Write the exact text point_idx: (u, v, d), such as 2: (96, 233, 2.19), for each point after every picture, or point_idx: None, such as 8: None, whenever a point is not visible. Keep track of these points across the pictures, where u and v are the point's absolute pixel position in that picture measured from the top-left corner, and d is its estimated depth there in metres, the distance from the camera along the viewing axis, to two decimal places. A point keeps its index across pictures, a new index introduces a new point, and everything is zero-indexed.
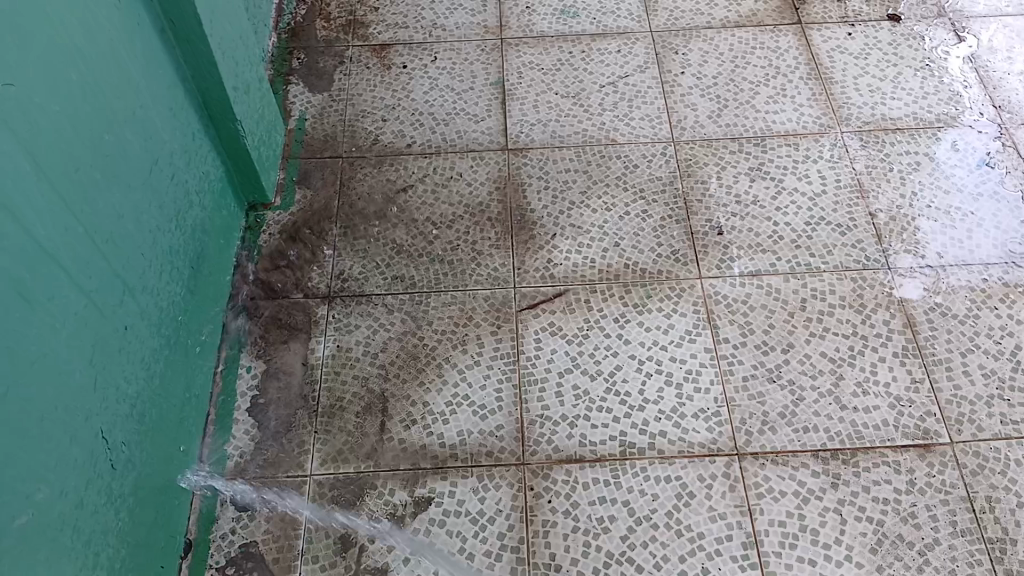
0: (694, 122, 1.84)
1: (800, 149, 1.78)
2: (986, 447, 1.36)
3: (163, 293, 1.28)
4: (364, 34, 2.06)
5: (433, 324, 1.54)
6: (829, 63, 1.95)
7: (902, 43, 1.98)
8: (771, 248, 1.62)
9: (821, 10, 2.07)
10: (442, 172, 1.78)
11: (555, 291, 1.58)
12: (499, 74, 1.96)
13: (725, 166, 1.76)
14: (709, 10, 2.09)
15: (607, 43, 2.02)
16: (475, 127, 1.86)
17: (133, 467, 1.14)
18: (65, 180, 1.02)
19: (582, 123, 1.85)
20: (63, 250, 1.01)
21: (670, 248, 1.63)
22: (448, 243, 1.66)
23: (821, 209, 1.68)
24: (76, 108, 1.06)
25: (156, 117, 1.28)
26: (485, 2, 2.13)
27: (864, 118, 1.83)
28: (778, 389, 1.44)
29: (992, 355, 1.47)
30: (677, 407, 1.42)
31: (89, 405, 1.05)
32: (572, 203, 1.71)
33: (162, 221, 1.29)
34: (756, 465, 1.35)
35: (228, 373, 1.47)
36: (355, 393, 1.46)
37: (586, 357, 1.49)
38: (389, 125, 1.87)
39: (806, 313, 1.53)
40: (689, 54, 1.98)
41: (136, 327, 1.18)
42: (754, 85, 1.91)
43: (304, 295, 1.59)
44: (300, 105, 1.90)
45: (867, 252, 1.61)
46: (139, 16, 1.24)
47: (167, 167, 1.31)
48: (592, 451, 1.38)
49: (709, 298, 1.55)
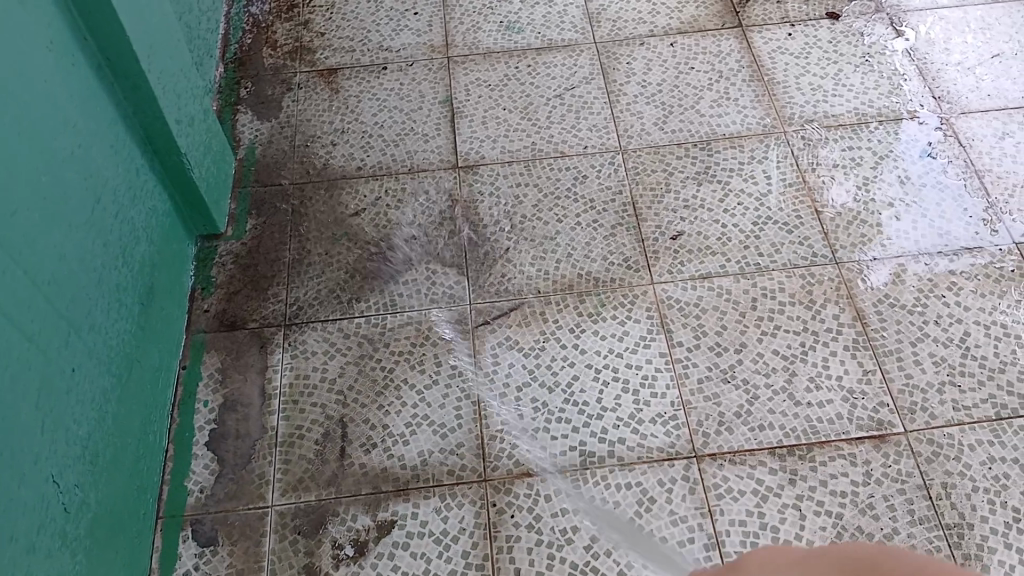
0: (641, 129, 1.87)
1: (746, 151, 1.81)
2: (939, 434, 1.38)
3: (113, 332, 1.27)
4: (311, 60, 2.07)
5: (390, 345, 1.54)
6: (770, 64, 1.98)
7: (842, 40, 2.02)
8: (721, 250, 1.64)
9: (761, 12, 2.11)
10: (394, 193, 1.79)
11: (510, 304, 1.59)
12: (447, 92, 1.97)
13: (673, 172, 1.78)
14: (651, 18, 2.12)
15: (553, 56, 2.04)
16: (426, 146, 1.87)
17: (88, 509, 1.14)
18: (0, 225, 1.02)
19: (531, 136, 1.87)
20: (5, 297, 1.01)
21: (622, 256, 1.65)
22: (402, 263, 1.67)
23: (769, 209, 1.70)
24: (13, 155, 1.06)
25: (96, 155, 1.28)
26: (430, 22, 2.15)
27: (807, 116, 1.86)
28: (733, 389, 1.45)
29: (941, 343, 1.49)
30: (635, 413, 1.43)
31: (37, 450, 1.04)
32: (525, 216, 1.73)
33: (108, 260, 1.28)
34: (715, 466, 1.37)
35: (185, 407, 1.47)
36: (314, 420, 1.45)
37: (543, 369, 1.50)
38: (340, 149, 1.88)
39: (757, 312, 1.55)
40: (633, 62, 2.01)
41: (85, 368, 1.18)
42: (698, 89, 1.94)
43: (260, 324, 1.58)
44: (249, 134, 1.91)
45: (815, 249, 1.63)
46: (74, 57, 1.24)
47: (111, 205, 1.31)
48: (553, 463, 1.38)
49: (662, 303, 1.57)
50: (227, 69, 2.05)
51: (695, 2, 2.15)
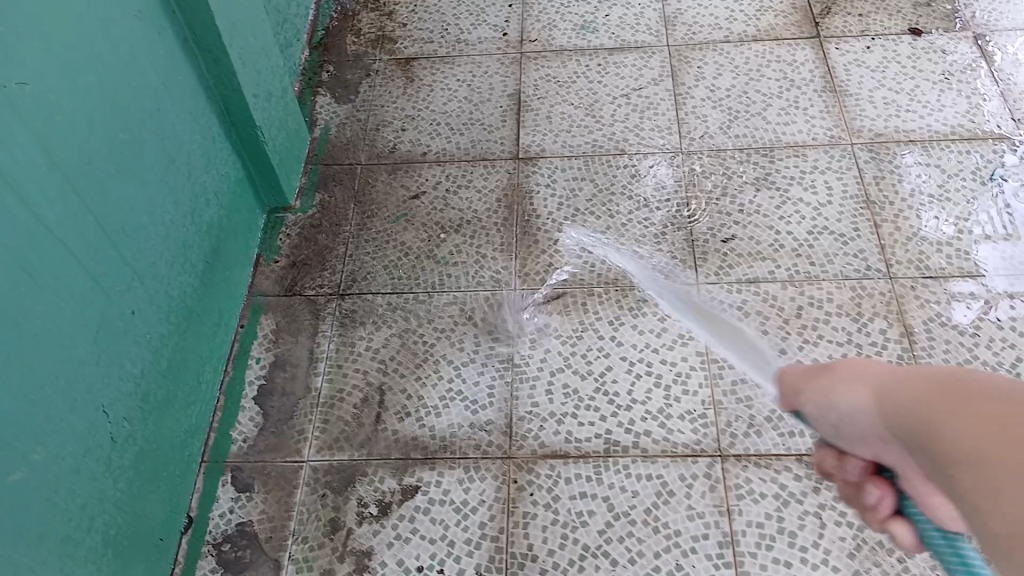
0: (704, 133, 1.87)
1: (808, 160, 1.78)
2: None
3: (174, 283, 1.38)
4: (391, 49, 2.16)
5: (434, 322, 1.60)
6: (845, 76, 1.94)
7: (923, 56, 1.96)
8: (771, 256, 1.63)
9: (842, 24, 2.07)
10: (454, 179, 1.85)
11: (553, 293, 1.62)
12: (516, 86, 2.03)
13: (731, 177, 1.77)
14: (727, 24, 2.11)
15: (623, 56, 2.07)
16: (490, 136, 1.93)
17: (135, 441, 1.23)
18: (78, 170, 1.12)
19: (593, 132, 1.90)
20: (72, 237, 1.11)
21: (670, 255, 1.66)
22: (454, 246, 1.72)
23: (826, 219, 1.67)
24: (94, 109, 1.17)
25: (174, 119, 1.39)
26: (507, 19, 2.20)
27: (877, 130, 1.82)
28: (766, 394, 1.44)
29: (991, 367, 1.44)
30: (664, 408, 1.44)
31: (91, 380, 1.13)
32: (578, 209, 1.76)
33: (177, 217, 1.39)
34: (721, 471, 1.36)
35: (239, 362, 1.57)
36: (355, 385, 1.53)
37: (578, 357, 1.52)
38: (408, 135, 1.95)
39: (801, 320, 1.53)
40: (704, 67, 2.01)
41: (144, 313, 1.28)
42: (767, 97, 1.93)
43: (316, 292, 1.67)
44: (326, 115, 2.01)
45: (870, 262, 1.60)
46: (160, 29, 1.35)
47: (183, 167, 1.42)
48: (577, 448, 1.41)
49: (705, 303, 1.57)
50: (313, 53, 2.16)
51: (774, 11, 2.13)
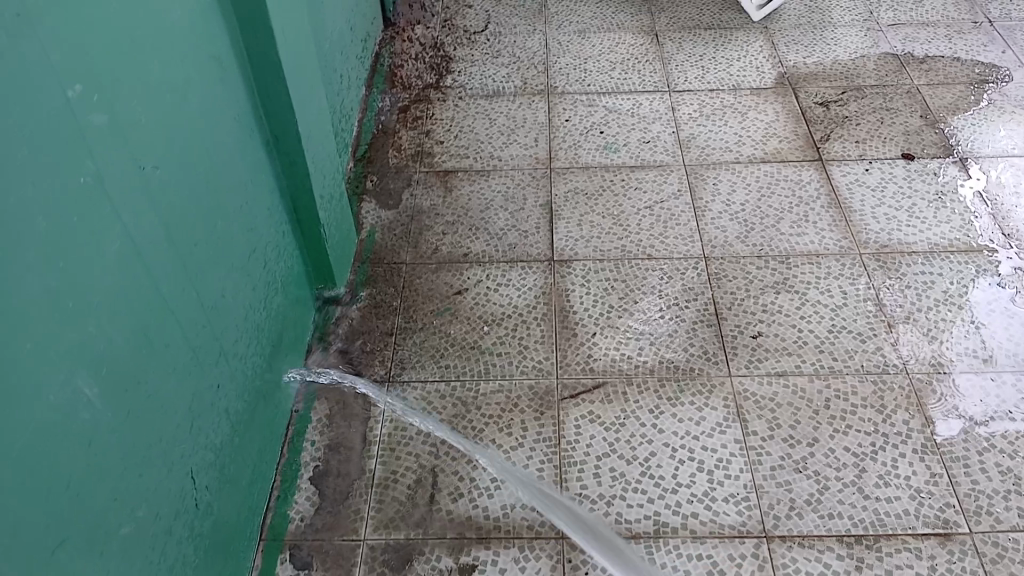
0: (724, 241, 2.03)
1: (822, 267, 1.94)
2: (1004, 537, 1.42)
3: (248, 362, 1.47)
4: (430, 163, 2.34)
5: (481, 409, 1.68)
6: (848, 195, 2.15)
7: (916, 178, 2.18)
8: (796, 351, 1.75)
9: (840, 149, 2.30)
10: (494, 278, 1.98)
11: (595, 383, 1.72)
12: (547, 197, 2.20)
13: (753, 281, 1.92)
14: (737, 147, 2.33)
15: (645, 173, 2.26)
16: (524, 241, 2.07)
17: (211, 511, 1.29)
18: (187, 248, 1.24)
19: (621, 239, 2.06)
20: (181, 309, 1.21)
21: (702, 349, 1.77)
22: (497, 338, 1.83)
23: (843, 319, 1.81)
24: (202, 196, 1.30)
25: (256, 213, 1.53)
26: (536, 138, 2.41)
27: (881, 242, 2.00)
28: (804, 478, 1.52)
29: (1008, 454, 1.54)
30: (708, 491, 1.51)
31: (184, 446, 1.21)
32: (613, 307, 1.88)
33: (254, 301, 1.50)
34: (629, 564, 1.41)
35: (295, 445, 1.62)
36: (407, 467, 1.58)
37: (622, 443, 1.60)
38: (449, 238, 2.10)
39: (830, 411, 1.63)
40: (719, 184, 2.21)
41: (226, 387, 1.36)
42: (779, 211, 2.11)
43: (367, 379, 1.75)
44: (371, 219, 2.16)
45: (887, 358, 1.73)
46: (251, 132, 1.51)
47: (261, 256, 1.54)
48: (627, 529, 1.46)
49: (739, 394, 1.67)
50: (357, 165, 2.34)
51: (778, 137, 2.36)
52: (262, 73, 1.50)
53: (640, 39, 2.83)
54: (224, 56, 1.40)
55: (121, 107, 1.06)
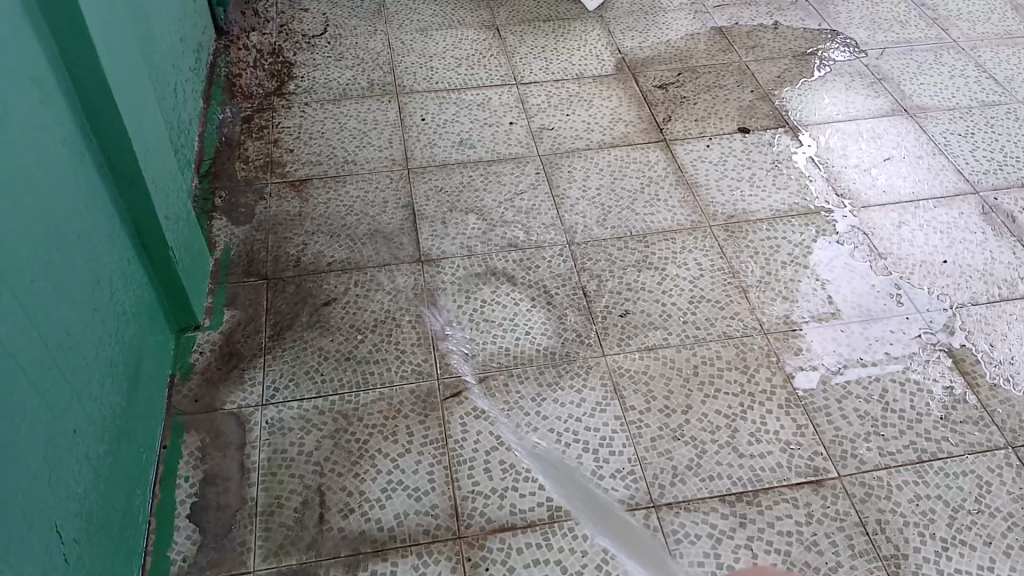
0: (585, 226, 2.09)
1: (677, 241, 2.04)
2: (869, 476, 1.54)
3: (105, 402, 1.37)
4: (281, 173, 2.25)
5: (364, 419, 1.64)
6: (693, 171, 2.26)
7: (754, 150, 2.32)
8: (663, 324, 1.83)
9: (682, 128, 2.42)
10: (362, 285, 1.93)
11: (475, 378, 1.72)
12: (408, 198, 2.17)
13: (616, 261, 1.98)
14: (587, 134, 2.40)
15: (502, 166, 2.28)
16: (390, 244, 2.04)
17: (83, 565, 1.19)
18: (23, 289, 1.14)
19: (486, 233, 2.07)
20: (22, 352, 1.11)
21: (575, 333, 1.81)
22: (372, 346, 1.79)
23: (702, 289, 1.91)
24: (33, 227, 1.20)
25: (96, 242, 1.42)
26: (391, 140, 2.37)
27: (728, 213, 2.12)
28: (683, 444, 1.59)
29: (863, 399, 1.68)
30: (596, 469, 1.55)
31: (45, 500, 1.11)
32: (485, 301, 1.89)
33: (103, 335, 1.40)
34: (618, 520, 1.47)
35: (167, 484, 1.52)
36: (292, 489, 1.52)
37: (509, 434, 1.61)
38: (311, 248, 2.03)
39: (699, 377, 1.72)
40: (574, 171, 2.26)
41: (84, 431, 1.26)
42: (632, 192, 2.19)
43: (238, 405, 1.67)
44: (224, 237, 2.05)
45: (745, 322, 1.84)
46: (82, 154, 1.41)
47: (106, 287, 1.44)
48: (523, 518, 1.47)
49: (614, 372, 1.73)
50: (202, 181, 2.21)
51: (624, 121, 2.45)
52: (88, 91, 1.39)
53: (482, 34, 2.84)
54: (43, 76, 1.29)
55: None
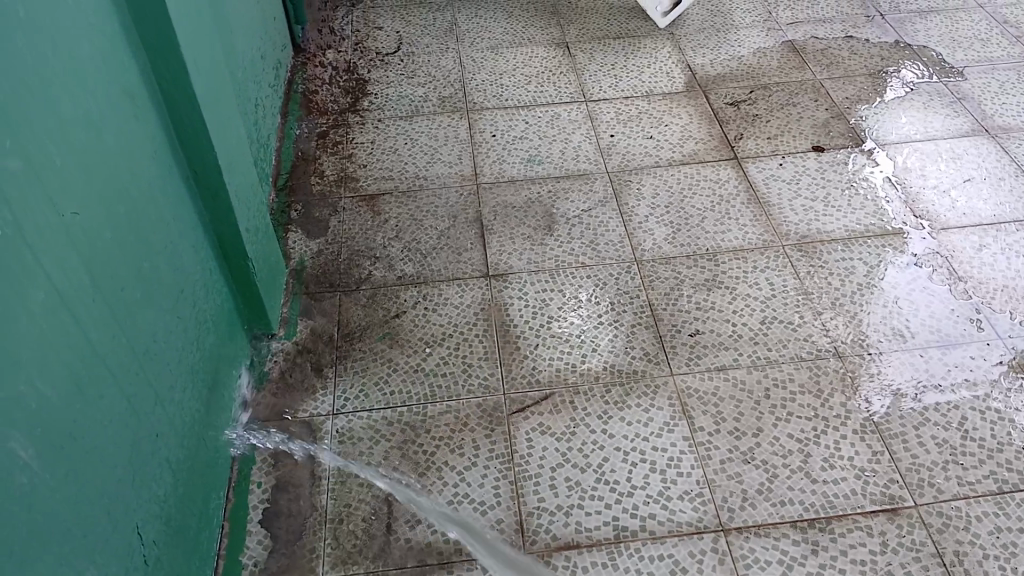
0: (653, 244, 2.07)
1: (748, 261, 2.00)
2: (948, 506, 1.48)
3: (185, 406, 1.42)
4: (354, 187, 2.31)
5: (431, 431, 1.66)
6: (766, 189, 2.23)
7: (828, 169, 2.28)
8: (733, 345, 1.80)
9: (754, 147, 2.38)
10: (431, 298, 1.96)
11: (542, 394, 1.72)
12: (477, 213, 2.20)
13: (685, 280, 1.96)
14: (656, 152, 2.39)
15: (570, 183, 2.29)
16: (459, 259, 2.07)
17: (161, 565, 1.24)
18: (113, 293, 1.20)
19: (553, 249, 2.08)
20: (111, 357, 1.16)
21: (643, 351, 1.80)
22: (440, 358, 1.81)
23: (773, 310, 1.87)
24: (124, 236, 1.26)
25: (180, 249, 1.48)
26: (460, 156, 2.41)
27: (802, 232, 2.08)
28: (753, 468, 1.56)
29: (942, 426, 1.62)
30: (663, 490, 1.53)
31: (128, 500, 1.16)
32: (552, 317, 1.89)
33: (185, 341, 1.45)
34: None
35: (241, 487, 1.57)
36: (362, 498, 1.54)
37: (575, 451, 1.61)
38: (382, 262, 2.07)
39: (770, 399, 1.68)
40: (642, 188, 2.25)
41: (165, 434, 1.31)
42: (702, 210, 2.17)
43: (311, 413, 1.71)
44: (299, 249, 2.10)
45: (819, 345, 1.79)
46: (170, 168, 1.47)
47: (189, 294, 1.50)
48: (589, 537, 1.46)
49: (682, 392, 1.71)
50: (279, 195, 2.28)
51: (694, 139, 2.43)
52: (176, 106, 1.46)
53: (552, 52, 2.87)
54: (137, 92, 1.35)
55: (33, 151, 1.02)
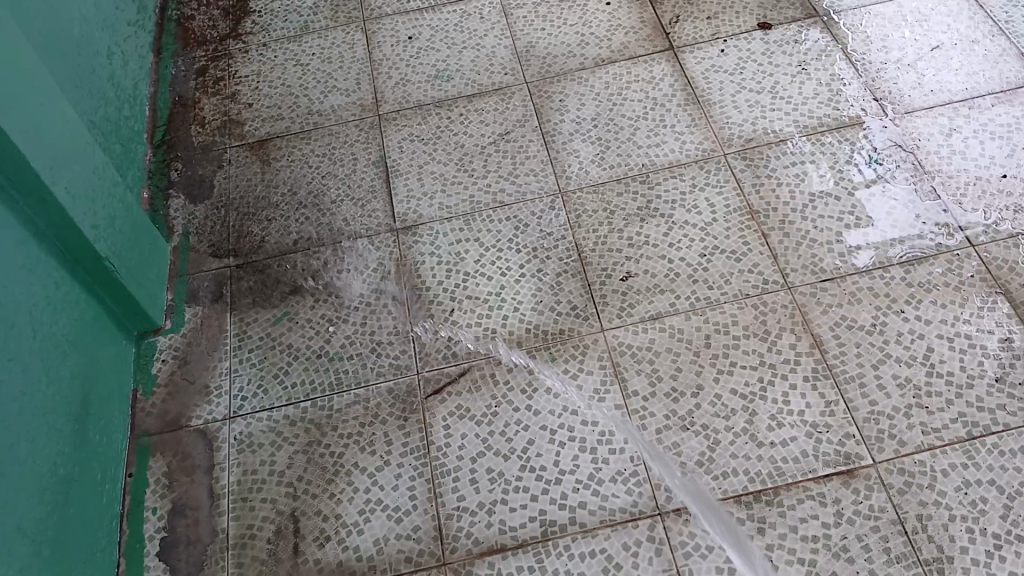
0: (579, 168, 1.82)
1: (687, 178, 1.76)
2: (910, 462, 1.33)
3: (40, 460, 1.24)
4: (241, 134, 2.02)
5: (338, 428, 1.49)
6: (705, 84, 1.94)
7: (777, 51, 1.98)
8: (670, 287, 1.59)
9: (692, 31, 2.07)
10: (332, 265, 1.74)
11: (459, 370, 1.54)
12: (380, 152, 1.93)
13: (615, 211, 1.73)
14: (581, 50, 2.08)
15: (484, 101, 2.00)
16: (362, 211, 1.83)
17: None
18: None
19: (467, 188, 1.83)
20: None
21: (569, 305, 1.60)
22: (346, 338, 1.62)
23: (715, 238, 1.65)
24: None
25: (5, 278, 1.25)
26: (359, 80, 2.10)
27: (746, 135, 1.82)
28: (693, 436, 1.40)
29: (904, 363, 1.44)
30: (594, 473, 1.38)
31: None
32: (467, 273, 1.68)
33: (28, 385, 1.25)
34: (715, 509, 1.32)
35: (135, 517, 1.42)
36: (265, 517, 1.40)
37: (497, 436, 1.45)
38: (275, 225, 1.83)
39: (712, 350, 1.50)
40: (567, 99, 1.97)
41: (9, 508, 1.15)
42: (634, 120, 1.90)
43: (205, 420, 1.53)
44: (182, 219, 1.86)
45: (766, 275, 1.59)
46: None
47: (25, 326, 1.28)
48: (514, 538, 1.33)
49: (614, 350, 1.52)
50: (155, 153, 2.00)
51: (625, 28, 2.11)
52: None
53: None
54: None
55: None
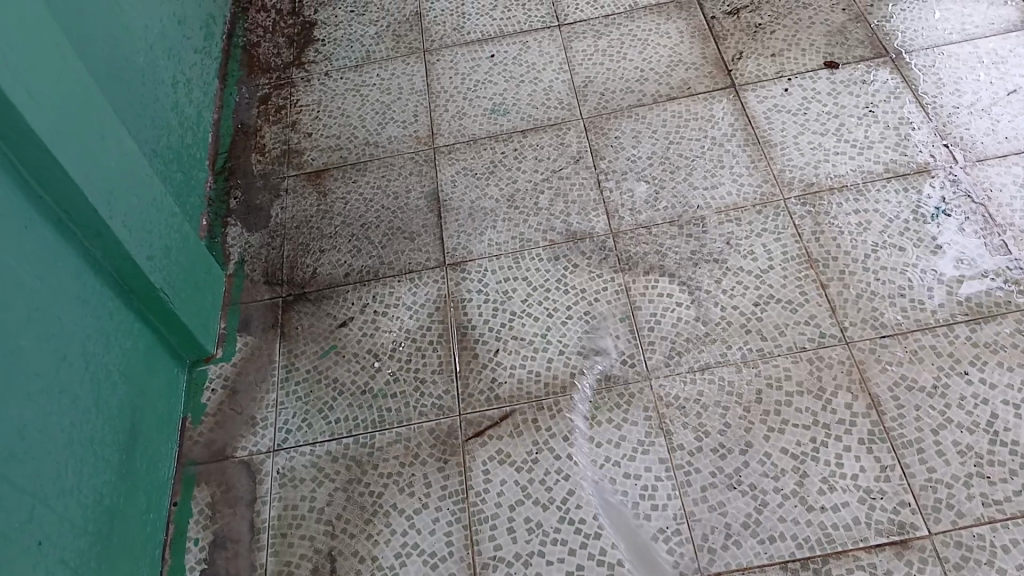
0: (632, 209, 1.79)
1: (743, 223, 1.71)
2: (969, 535, 1.26)
3: (86, 489, 1.27)
4: (299, 163, 2.06)
5: (378, 467, 1.49)
6: (766, 125, 1.89)
7: (842, 91, 1.92)
8: (721, 336, 1.55)
9: (754, 68, 2.02)
10: (381, 299, 1.75)
11: (501, 413, 1.53)
12: (433, 186, 1.94)
13: (667, 254, 1.69)
14: (639, 85, 2.05)
15: (538, 137, 1.99)
16: (412, 246, 1.83)
17: None
18: None
19: (517, 226, 1.82)
20: None
21: (616, 351, 1.57)
22: (391, 375, 1.62)
23: (770, 286, 1.60)
24: None
25: (58, 310, 1.29)
26: (415, 112, 2.12)
27: (807, 180, 1.76)
28: (739, 496, 1.35)
29: (967, 429, 1.37)
30: (635, 530, 1.34)
31: None
32: (514, 313, 1.67)
33: (76, 415, 1.29)
34: None
35: (178, 546, 1.44)
36: (302, 554, 1.41)
37: (536, 485, 1.42)
38: (328, 257, 1.85)
39: (763, 406, 1.45)
40: (622, 137, 1.94)
41: (53, 537, 1.18)
42: (690, 160, 1.86)
43: (250, 451, 1.55)
44: (238, 247, 1.89)
45: (822, 329, 1.53)
46: (29, 219, 1.24)
47: (77, 357, 1.31)
48: None
49: (660, 401, 1.48)
50: (216, 181, 2.05)
51: (685, 64, 2.07)
52: (21, 148, 1.18)
53: None
54: None
55: None
